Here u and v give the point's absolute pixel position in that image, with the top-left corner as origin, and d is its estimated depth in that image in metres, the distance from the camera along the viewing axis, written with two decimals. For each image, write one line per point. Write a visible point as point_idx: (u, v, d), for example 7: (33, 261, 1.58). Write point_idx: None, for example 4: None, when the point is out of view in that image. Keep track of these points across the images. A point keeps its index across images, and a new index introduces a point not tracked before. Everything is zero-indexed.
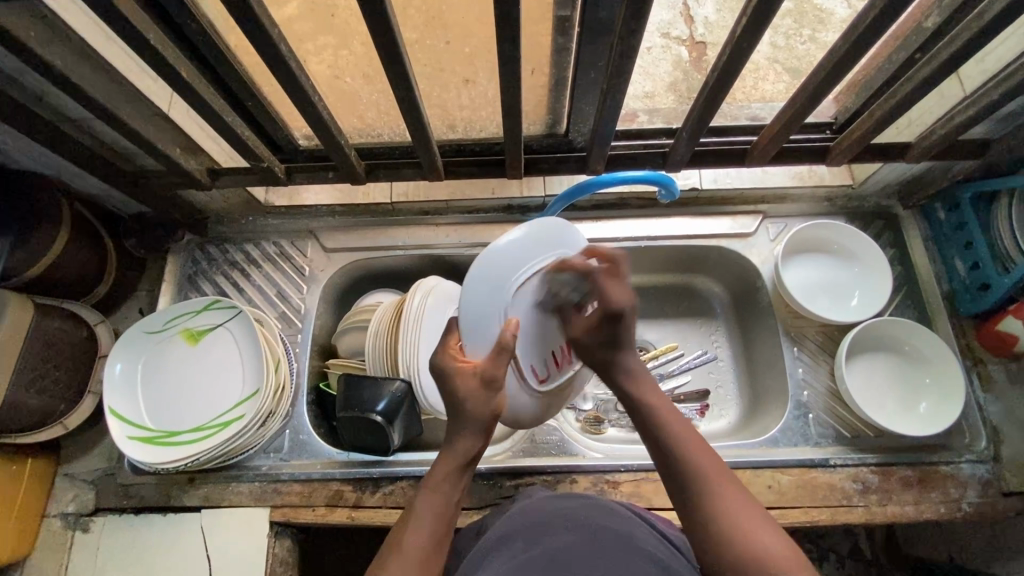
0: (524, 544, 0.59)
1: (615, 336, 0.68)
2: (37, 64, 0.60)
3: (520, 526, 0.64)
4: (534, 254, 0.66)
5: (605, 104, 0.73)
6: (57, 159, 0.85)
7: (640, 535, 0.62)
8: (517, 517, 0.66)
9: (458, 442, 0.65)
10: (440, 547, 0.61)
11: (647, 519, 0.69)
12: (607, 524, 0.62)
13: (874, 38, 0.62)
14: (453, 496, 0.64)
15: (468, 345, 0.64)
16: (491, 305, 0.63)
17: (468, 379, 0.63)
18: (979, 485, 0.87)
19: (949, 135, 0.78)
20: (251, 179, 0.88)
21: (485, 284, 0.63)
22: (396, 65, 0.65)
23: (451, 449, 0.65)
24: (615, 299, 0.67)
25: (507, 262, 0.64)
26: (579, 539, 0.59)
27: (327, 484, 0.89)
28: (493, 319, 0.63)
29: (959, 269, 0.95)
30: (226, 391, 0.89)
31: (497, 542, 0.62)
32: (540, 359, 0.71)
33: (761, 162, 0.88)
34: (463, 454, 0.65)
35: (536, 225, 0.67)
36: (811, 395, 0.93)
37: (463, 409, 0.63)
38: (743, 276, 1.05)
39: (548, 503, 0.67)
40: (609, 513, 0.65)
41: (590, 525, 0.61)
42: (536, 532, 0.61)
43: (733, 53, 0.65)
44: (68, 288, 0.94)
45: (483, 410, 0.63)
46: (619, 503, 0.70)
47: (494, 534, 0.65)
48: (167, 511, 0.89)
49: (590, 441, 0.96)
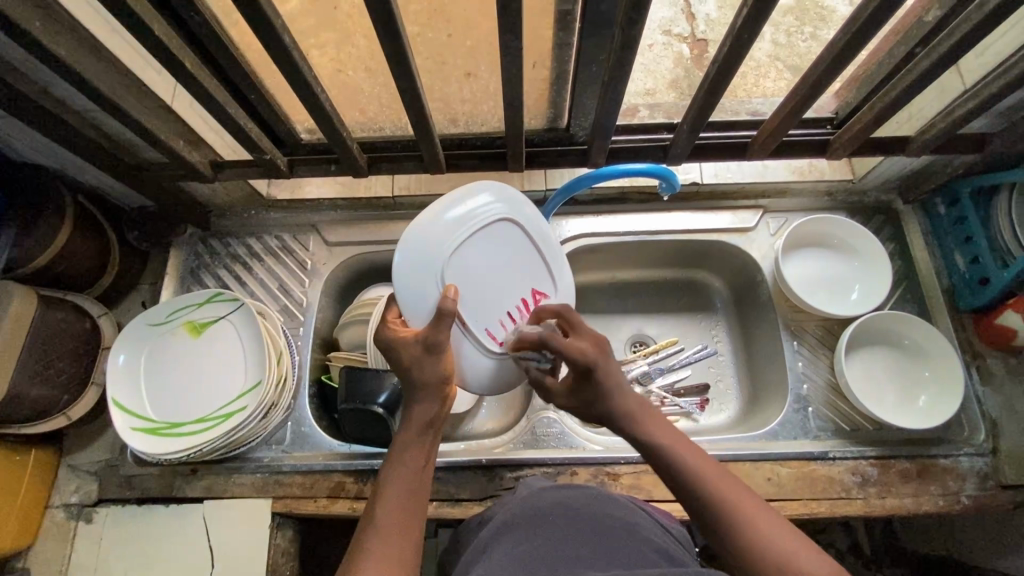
0: (527, 531, 0.60)
1: (593, 389, 0.69)
2: (43, 55, 0.61)
3: (521, 515, 0.64)
4: (456, 223, 0.70)
5: (606, 98, 0.74)
6: (61, 152, 0.85)
7: (644, 526, 0.63)
8: (520, 507, 0.67)
9: (413, 409, 0.66)
10: (416, 516, 0.60)
11: (650, 512, 0.69)
12: (610, 513, 0.63)
13: (874, 30, 0.62)
14: (420, 461, 0.64)
15: (407, 317, 0.70)
16: (424, 278, 0.69)
17: (410, 347, 0.66)
18: (977, 478, 0.87)
19: (949, 128, 0.78)
20: (251, 172, 0.88)
21: (411, 259, 0.68)
22: (397, 56, 0.65)
23: (408, 418, 0.66)
24: (578, 355, 0.67)
25: (432, 237, 0.69)
26: (582, 528, 0.59)
27: (328, 475, 0.90)
28: (428, 288, 0.69)
29: (960, 264, 0.95)
30: (229, 383, 0.89)
31: (500, 531, 0.63)
32: (496, 320, 0.74)
33: (761, 156, 0.88)
34: (422, 418, 0.66)
35: (468, 189, 0.72)
36: (810, 389, 0.94)
37: (411, 376, 0.66)
38: (742, 271, 1.05)
39: (551, 493, 0.67)
40: (613, 504, 0.66)
41: (593, 517, 0.61)
42: (538, 523, 0.62)
43: (733, 45, 0.65)
44: (71, 281, 0.94)
45: (432, 373, 0.65)
46: (624, 497, 0.71)
47: (495, 526, 0.65)
48: (170, 501, 0.90)
49: (590, 433, 0.95)
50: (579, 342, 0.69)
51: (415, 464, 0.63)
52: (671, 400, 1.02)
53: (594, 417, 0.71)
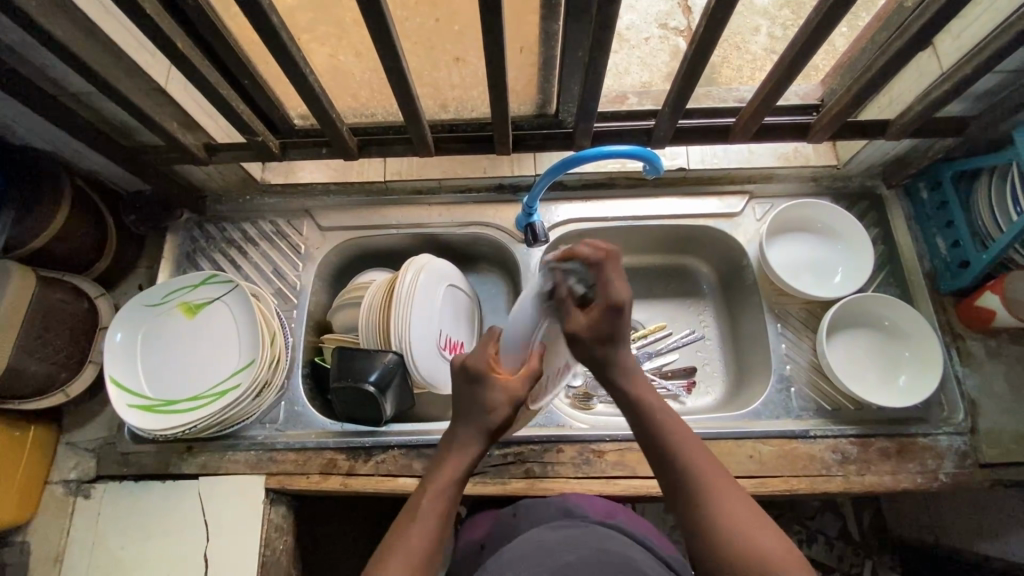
0: (531, 565, 0.60)
1: (614, 327, 0.68)
2: (37, 33, 0.62)
3: (522, 547, 0.65)
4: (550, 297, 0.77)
5: (589, 81, 0.75)
6: (59, 135, 0.87)
7: (643, 561, 0.62)
8: (522, 541, 0.67)
9: (467, 444, 0.69)
10: (437, 551, 0.63)
11: (648, 546, 0.69)
12: (610, 548, 0.63)
13: (845, 10, 0.64)
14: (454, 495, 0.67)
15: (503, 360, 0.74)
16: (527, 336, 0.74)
17: (499, 393, 0.68)
18: (955, 456, 0.89)
19: (926, 110, 0.79)
20: (245, 155, 0.90)
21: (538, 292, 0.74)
22: (384, 38, 0.67)
23: (457, 452, 0.68)
24: (616, 291, 0.67)
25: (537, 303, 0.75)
26: (582, 560, 0.59)
27: (320, 452, 0.92)
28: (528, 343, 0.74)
29: (942, 248, 0.97)
30: (223, 362, 0.91)
31: (502, 564, 0.62)
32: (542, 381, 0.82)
33: (743, 139, 0.90)
34: (471, 458, 0.68)
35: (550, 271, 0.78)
36: (793, 369, 0.96)
37: (479, 410, 0.69)
38: (729, 257, 1.07)
39: (550, 531, 0.68)
40: (611, 539, 0.66)
41: (591, 550, 0.62)
42: (535, 554, 0.62)
43: (709, 25, 0.66)
44: (69, 262, 0.96)
45: (497, 419, 0.69)
46: (618, 528, 0.71)
47: (497, 557, 0.65)
48: (165, 478, 0.92)
49: (573, 411, 0.98)
50: (617, 273, 0.67)
51: (450, 497, 0.66)
52: (658, 382, 1.04)
53: (591, 354, 0.70)
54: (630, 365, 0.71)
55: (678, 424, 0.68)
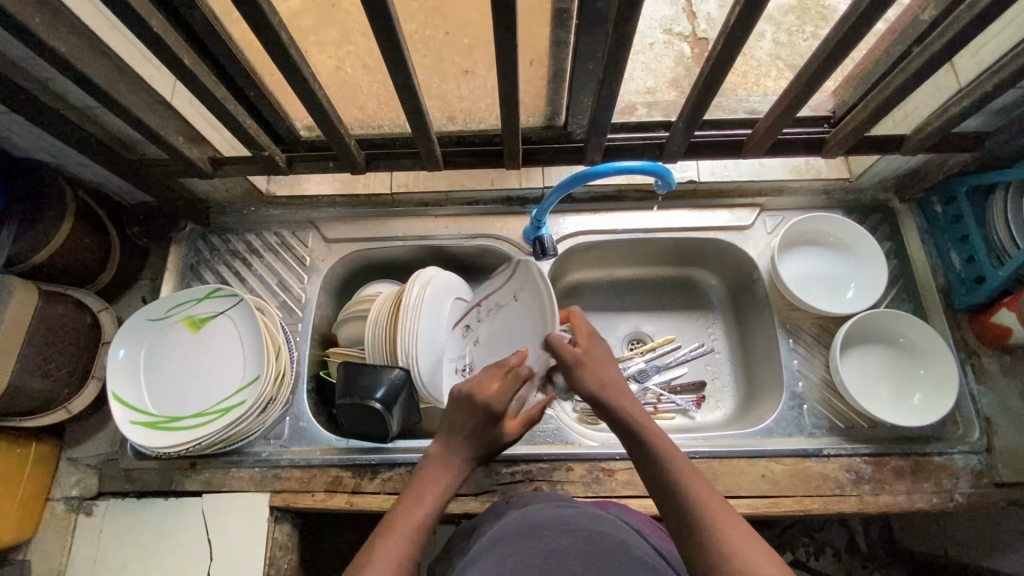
0: (521, 545, 0.57)
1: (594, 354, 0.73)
2: (43, 51, 0.61)
3: (518, 526, 0.62)
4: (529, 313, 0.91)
5: (602, 96, 0.74)
6: (63, 149, 0.86)
7: (636, 546, 0.59)
8: (516, 519, 0.65)
9: (459, 457, 0.71)
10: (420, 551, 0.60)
11: (646, 535, 0.66)
12: (605, 531, 0.60)
13: (866, 28, 0.63)
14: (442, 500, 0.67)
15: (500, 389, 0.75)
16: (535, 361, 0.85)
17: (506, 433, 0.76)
18: (971, 475, 0.88)
19: (943, 126, 0.78)
20: (251, 168, 0.89)
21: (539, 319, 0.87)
22: (395, 53, 0.66)
23: (448, 464, 0.71)
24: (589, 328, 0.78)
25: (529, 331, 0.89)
26: (575, 541, 0.57)
27: (326, 470, 0.91)
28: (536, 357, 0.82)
29: (955, 262, 0.96)
30: (227, 377, 0.90)
31: (491, 544, 0.60)
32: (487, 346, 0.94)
33: (756, 154, 0.88)
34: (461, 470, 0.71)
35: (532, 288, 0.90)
36: (805, 385, 0.94)
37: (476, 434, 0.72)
38: (738, 269, 1.06)
39: (548, 509, 0.65)
40: (607, 523, 0.63)
41: (586, 531, 0.60)
42: (529, 533, 0.60)
43: (726, 42, 0.65)
44: (72, 275, 0.95)
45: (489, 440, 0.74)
46: (617, 517, 0.68)
47: (490, 535, 0.63)
48: (169, 495, 0.91)
49: (583, 429, 0.96)
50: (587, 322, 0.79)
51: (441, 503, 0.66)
52: (667, 397, 1.03)
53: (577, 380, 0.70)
54: (615, 386, 0.70)
55: (658, 434, 0.65)
